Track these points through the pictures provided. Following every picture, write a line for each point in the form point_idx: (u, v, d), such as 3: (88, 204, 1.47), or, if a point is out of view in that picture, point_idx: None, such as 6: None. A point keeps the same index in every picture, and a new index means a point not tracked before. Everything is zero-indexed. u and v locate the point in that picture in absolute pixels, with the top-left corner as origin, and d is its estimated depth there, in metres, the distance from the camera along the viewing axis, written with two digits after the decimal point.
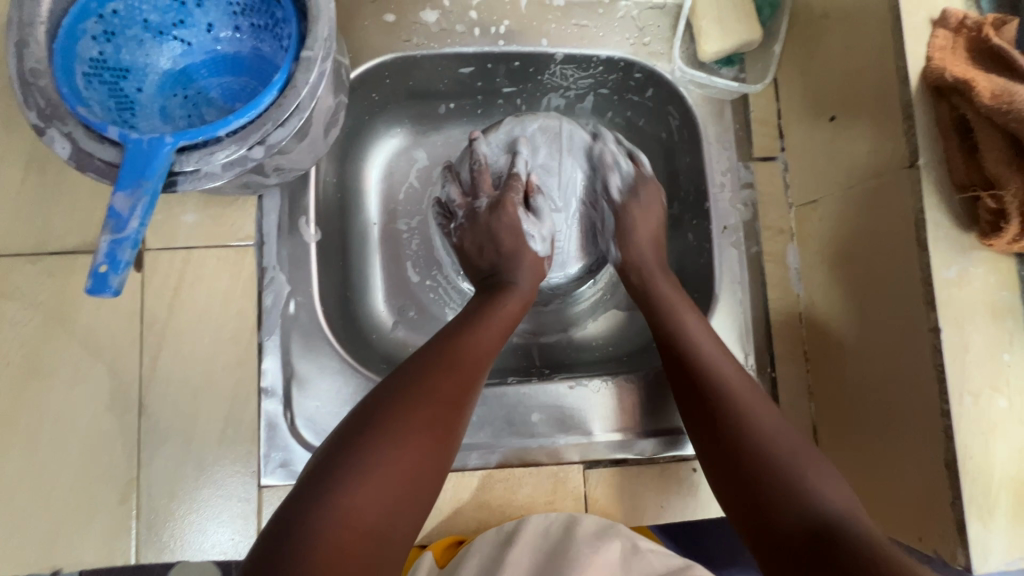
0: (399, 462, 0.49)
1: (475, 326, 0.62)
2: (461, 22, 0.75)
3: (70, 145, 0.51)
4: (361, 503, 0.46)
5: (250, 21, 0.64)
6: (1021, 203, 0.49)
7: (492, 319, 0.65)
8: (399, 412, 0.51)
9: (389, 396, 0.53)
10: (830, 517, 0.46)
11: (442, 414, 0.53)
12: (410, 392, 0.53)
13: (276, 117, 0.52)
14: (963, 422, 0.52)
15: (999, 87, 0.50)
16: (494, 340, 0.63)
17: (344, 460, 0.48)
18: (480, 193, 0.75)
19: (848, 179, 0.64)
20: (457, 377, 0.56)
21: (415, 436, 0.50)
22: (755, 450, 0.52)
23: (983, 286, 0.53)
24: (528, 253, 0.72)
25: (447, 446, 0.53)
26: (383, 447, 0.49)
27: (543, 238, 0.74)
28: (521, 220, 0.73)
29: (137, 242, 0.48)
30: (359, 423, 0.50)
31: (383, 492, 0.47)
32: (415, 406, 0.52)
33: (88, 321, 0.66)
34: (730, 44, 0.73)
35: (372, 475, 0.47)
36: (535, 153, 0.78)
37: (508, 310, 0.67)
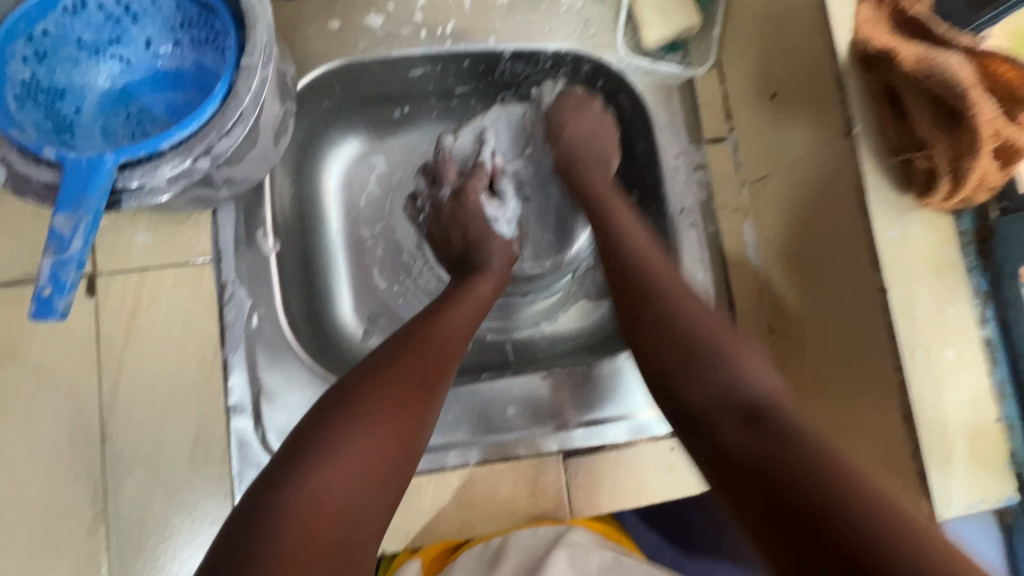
0: (370, 441, 0.49)
1: (447, 310, 0.63)
2: (407, 25, 0.75)
3: (5, 169, 0.49)
4: (330, 483, 0.46)
5: (190, 34, 0.63)
6: (949, 162, 0.52)
7: (466, 302, 0.65)
8: (369, 394, 0.51)
9: (359, 381, 0.53)
10: (762, 400, 0.47)
11: (416, 395, 0.54)
12: (381, 375, 0.53)
13: (219, 126, 0.51)
14: (916, 376, 0.54)
15: (920, 54, 0.52)
16: (468, 325, 0.63)
17: (313, 445, 0.48)
18: (444, 182, 0.77)
19: (791, 154, 0.66)
20: (429, 360, 0.57)
21: (386, 415, 0.51)
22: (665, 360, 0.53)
23: (923, 245, 0.56)
24: (494, 237, 0.74)
25: (421, 427, 0.53)
26: (353, 428, 0.49)
27: (508, 221, 0.76)
28: (484, 205, 0.75)
29: (82, 262, 0.47)
30: (330, 407, 0.51)
31: (353, 472, 0.47)
32: (389, 385, 0.53)
33: (41, 352, 0.64)
34: (671, 31, 0.75)
35: (342, 457, 0.47)
36: (523, 150, 0.81)
37: (481, 295, 0.67)
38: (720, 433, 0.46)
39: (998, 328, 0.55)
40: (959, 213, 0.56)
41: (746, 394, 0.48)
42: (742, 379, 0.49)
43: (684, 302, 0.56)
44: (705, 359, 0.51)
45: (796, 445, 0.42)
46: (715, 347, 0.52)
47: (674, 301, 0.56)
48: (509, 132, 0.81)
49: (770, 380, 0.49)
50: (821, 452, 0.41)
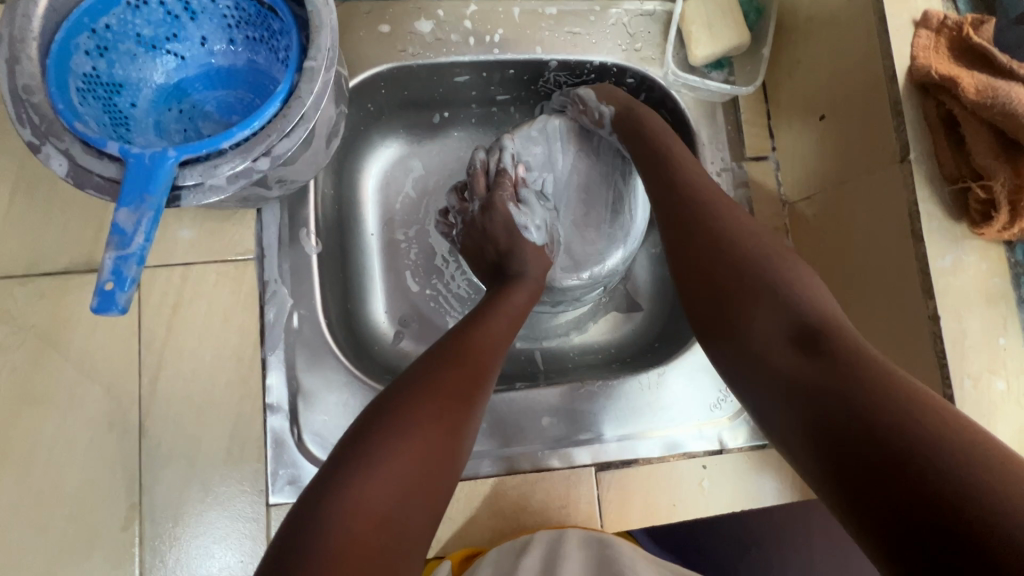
0: (408, 452, 0.48)
1: (480, 322, 0.63)
2: (455, 32, 0.75)
3: (67, 161, 0.50)
4: (376, 492, 0.46)
5: (244, 33, 0.64)
6: (1010, 192, 0.52)
7: (500, 313, 0.65)
8: (406, 405, 0.51)
9: (396, 394, 0.52)
10: None
11: (452, 406, 0.53)
12: (416, 388, 0.53)
13: (280, 127, 0.51)
14: (965, 406, 0.54)
15: (983, 83, 0.52)
16: (503, 336, 0.63)
17: (352, 459, 0.47)
18: (474, 195, 0.77)
19: (839, 176, 0.66)
20: (464, 371, 0.56)
21: (423, 426, 0.50)
22: None
23: (976, 274, 0.55)
24: (526, 245, 0.73)
25: (458, 438, 0.52)
26: (396, 438, 0.49)
27: (538, 227, 0.74)
28: (513, 214, 0.73)
29: (143, 258, 0.47)
30: (368, 420, 0.51)
31: (392, 483, 0.47)
32: (430, 394, 0.52)
33: (83, 342, 0.64)
34: (720, 48, 0.74)
35: (380, 468, 0.47)
36: (551, 153, 0.79)
37: (516, 304, 0.67)
38: None
39: None
40: (1013, 244, 0.56)
41: None
42: None
43: None
44: None
45: (882, 408, 0.38)
46: None
47: (744, 304, 0.51)
48: (542, 142, 0.79)
49: None
50: None
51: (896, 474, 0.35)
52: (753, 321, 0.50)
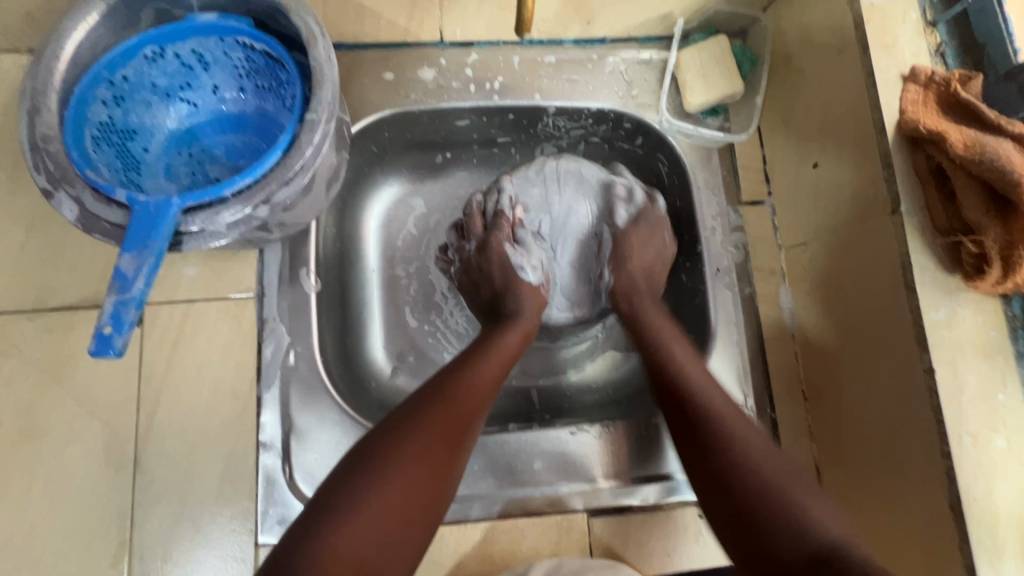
0: (393, 496, 0.48)
1: (476, 361, 0.63)
2: (457, 79, 0.78)
3: (77, 207, 0.52)
4: (354, 537, 0.46)
5: (254, 82, 0.67)
6: (1001, 248, 0.51)
7: (495, 353, 0.65)
8: (396, 446, 0.51)
9: (387, 433, 0.52)
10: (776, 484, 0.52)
11: (441, 449, 0.53)
12: (408, 429, 0.53)
13: (280, 176, 0.54)
14: (963, 463, 0.52)
15: (972, 139, 0.53)
16: (496, 376, 0.63)
17: (338, 499, 0.48)
18: (471, 235, 0.78)
19: (832, 224, 0.66)
20: (455, 413, 0.56)
21: (411, 469, 0.50)
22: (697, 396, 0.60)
23: (971, 327, 0.55)
24: (522, 285, 0.74)
25: (444, 482, 0.53)
26: (381, 484, 0.49)
27: (534, 267, 0.76)
28: (510, 255, 0.75)
29: (142, 302, 0.49)
30: (357, 460, 0.51)
31: (374, 528, 0.47)
32: (420, 439, 0.52)
33: (85, 376, 0.65)
34: (714, 96, 0.76)
35: (364, 513, 0.47)
36: (547, 190, 0.79)
37: (509, 344, 0.68)
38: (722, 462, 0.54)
39: None
40: (1009, 297, 0.55)
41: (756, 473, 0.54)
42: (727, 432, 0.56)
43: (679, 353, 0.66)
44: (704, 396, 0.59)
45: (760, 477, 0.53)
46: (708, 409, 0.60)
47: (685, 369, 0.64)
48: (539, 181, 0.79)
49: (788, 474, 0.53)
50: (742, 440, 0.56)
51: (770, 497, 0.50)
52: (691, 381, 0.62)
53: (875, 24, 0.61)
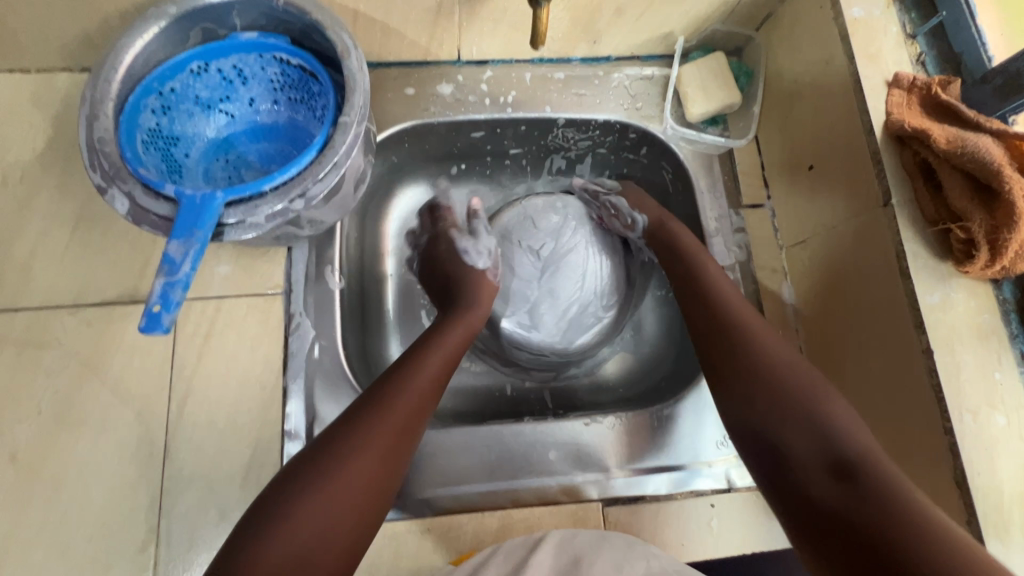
0: (342, 484, 0.50)
1: (429, 348, 0.65)
2: (473, 94, 0.84)
3: (129, 202, 0.57)
4: (309, 526, 0.47)
5: (288, 95, 0.72)
6: (987, 233, 0.55)
7: (447, 341, 0.67)
8: (353, 437, 0.53)
9: (346, 423, 0.54)
10: (851, 451, 0.50)
11: (394, 438, 0.55)
12: (361, 419, 0.54)
13: (315, 173, 0.58)
14: (966, 439, 0.54)
15: (953, 135, 0.57)
16: (448, 365, 0.65)
17: (295, 488, 0.49)
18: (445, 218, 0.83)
19: (829, 220, 0.70)
20: (410, 406, 0.58)
21: (360, 456, 0.52)
22: (751, 353, 0.60)
23: (965, 310, 0.58)
24: (463, 264, 0.78)
25: (393, 467, 0.54)
26: (314, 495, 0.49)
27: (482, 254, 0.79)
28: (455, 239, 0.80)
29: (187, 285, 0.53)
30: (316, 450, 0.52)
31: (323, 512, 0.48)
32: (363, 446, 0.53)
33: (120, 368, 0.68)
34: (714, 106, 0.82)
35: (313, 498, 0.49)
36: (562, 225, 0.83)
37: (459, 335, 0.69)
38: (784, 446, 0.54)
39: None
40: (999, 282, 0.58)
41: (826, 433, 0.52)
42: (806, 402, 0.55)
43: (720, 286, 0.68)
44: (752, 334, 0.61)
45: (834, 441, 0.52)
46: (755, 343, 0.61)
47: (736, 318, 0.64)
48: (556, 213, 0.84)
49: (852, 428, 0.52)
50: (790, 381, 0.57)
51: (844, 484, 0.48)
52: (745, 327, 0.63)
53: (860, 36, 0.66)
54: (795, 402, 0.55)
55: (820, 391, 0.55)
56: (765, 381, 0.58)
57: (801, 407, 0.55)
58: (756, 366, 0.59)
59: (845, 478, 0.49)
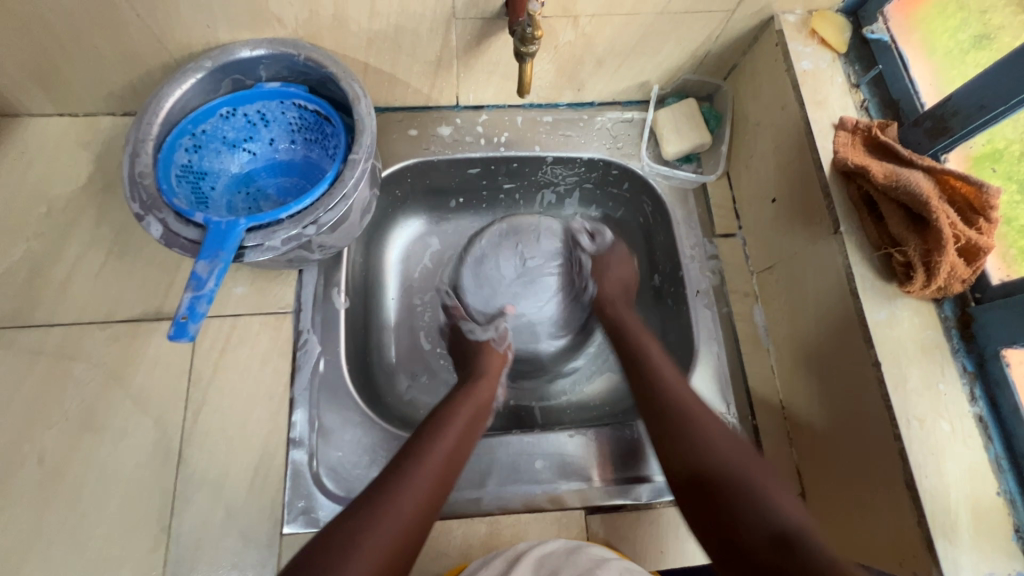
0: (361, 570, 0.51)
1: (438, 428, 0.66)
2: (470, 135, 0.93)
3: (162, 227, 0.64)
4: None
5: (304, 136, 0.82)
6: (922, 256, 0.61)
7: (456, 420, 0.69)
8: (370, 518, 0.55)
9: (362, 507, 0.57)
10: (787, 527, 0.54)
11: (412, 518, 0.57)
12: (378, 504, 0.57)
13: (326, 204, 0.66)
14: (914, 444, 0.59)
15: (889, 170, 0.65)
16: (458, 439, 0.67)
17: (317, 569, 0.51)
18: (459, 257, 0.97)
19: (790, 247, 0.77)
20: (425, 486, 0.60)
21: (378, 542, 0.54)
22: (706, 460, 0.62)
23: (910, 326, 0.64)
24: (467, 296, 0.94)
25: (410, 543, 0.56)
26: (360, 553, 0.52)
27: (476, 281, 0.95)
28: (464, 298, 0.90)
29: (211, 298, 0.60)
30: (332, 535, 0.54)
31: None
32: (375, 532, 0.54)
33: (142, 378, 0.75)
34: (687, 145, 0.90)
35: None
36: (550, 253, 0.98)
37: (468, 409, 0.72)
38: (739, 526, 0.56)
39: (989, 406, 0.61)
40: (940, 301, 0.65)
41: (773, 519, 0.55)
42: (767, 499, 0.57)
43: (662, 375, 0.73)
44: (727, 464, 0.61)
45: (777, 520, 0.54)
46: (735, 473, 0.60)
47: (690, 422, 0.66)
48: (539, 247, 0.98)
49: (796, 513, 0.55)
50: (738, 476, 0.59)
51: (791, 554, 0.51)
52: (704, 435, 0.64)
53: (808, 86, 0.75)
54: (749, 498, 0.57)
55: (772, 492, 0.57)
56: (725, 487, 0.59)
57: (750, 492, 0.57)
58: (707, 461, 0.61)
59: (784, 548, 0.52)
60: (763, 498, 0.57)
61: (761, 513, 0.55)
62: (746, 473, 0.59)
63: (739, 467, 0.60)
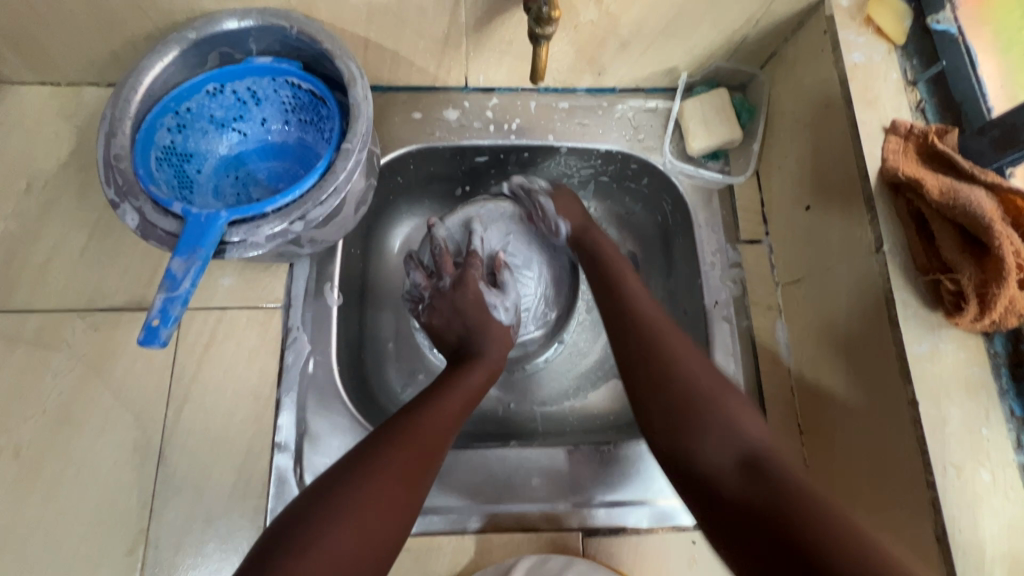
0: (361, 517, 0.51)
1: (439, 397, 0.65)
2: (478, 120, 0.86)
3: (138, 217, 0.59)
4: (329, 552, 0.49)
5: (298, 117, 0.75)
6: (977, 286, 0.55)
7: (457, 391, 0.67)
8: (371, 467, 0.55)
9: (360, 457, 0.57)
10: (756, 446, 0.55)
11: (412, 468, 0.57)
12: (378, 455, 0.56)
13: (316, 197, 0.60)
14: (949, 495, 0.54)
15: (946, 185, 0.57)
16: (457, 411, 0.66)
17: (317, 514, 0.51)
18: (444, 273, 0.80)
19: (823, 262, 0.70)
20: (420, 451, 0.58)
21: (378, 490, 0.54)
22: (670, 365, 0.63)
23: (954, 362, 0.57)
24: (493, 324, 0.77)
25: (411, 497, 0.56)
26: (335, 528, 0.50)
27: (506, 308, 0.78)
28: (484, 292, 0.78)
29: (186, 300, 0.55)
30: (331, 483, 0.54)
31: (345, 544, 0.50)
32: (374, 486, 0.54)
33: (123, 372, 0.71)
34: (714, 141, 0.82)
35: (339, 527, 0.50)
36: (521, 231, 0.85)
37: (473, 382, 0.70)
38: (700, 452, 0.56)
39: None
40: (990, 335, 0.58)
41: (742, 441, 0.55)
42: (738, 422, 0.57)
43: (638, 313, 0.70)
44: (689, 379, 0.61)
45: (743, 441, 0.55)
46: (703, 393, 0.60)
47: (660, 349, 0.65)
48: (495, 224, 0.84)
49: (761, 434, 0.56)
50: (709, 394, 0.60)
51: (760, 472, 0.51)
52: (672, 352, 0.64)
53: (858, 82, 0.66)
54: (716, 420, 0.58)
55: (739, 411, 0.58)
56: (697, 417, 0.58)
57: (718, 417, 0.58)
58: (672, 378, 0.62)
59: (749, 474, 0.52)
60: (729, 417, 0.58)
61: (725, 432, 0.56)
62: (709, 395, 0.60)
63: (705, 389, 0.60)
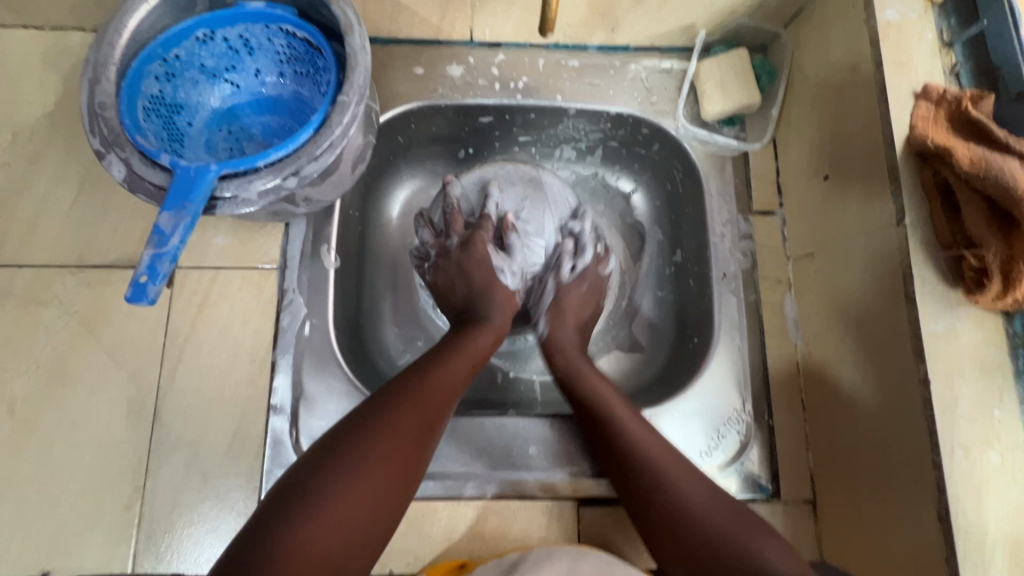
0: (365, 478, 0.50)
1: (446, 361, 0.64)
2: (483, 77, 0.81)
3: (125, 168, 0.57)
4: (334, 508, 0.47)
5: (293, 68, 0.71)
6: (1002, 263, 0.52)
7: (462, 355, 0.66)
8: (376, 429, 0.54)
9: (364, 419, 0.55)
10: None
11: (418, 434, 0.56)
12: (384, 416, 0.55)
13: (310, 152, 0.57)
14: (955, 476, 0.52)
15: (977, 154, 0.53)
16: (463, 376, 0.64)
17: (322, 472, 0.49)
18: (453, 232, 0.79)
19: (838, 235, 0.67)
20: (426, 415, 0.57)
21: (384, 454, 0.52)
22: None
23: (970, 342, 0.55)
24: (499, 287, 0.75)
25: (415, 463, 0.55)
26: (338, 483, 0.49)
27: (513, 273, 0.77)
28: (490, 256, 0.76)
29: (175, 257, 0.53)
30: (335, 442, 0.52)
31: (350, 502, 0.48)
32: (381, 446, 0.52)
33: (115, 330, 0.70)
34: (731, 105, 0.78)
35: (343, 487, 0.49)
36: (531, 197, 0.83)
37: (478, 347, 0.68)
38: None
39: None
40: (1011, 315, 0.55)
41: None
42: None
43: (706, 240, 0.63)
44: None
45: None
46: None
47: None
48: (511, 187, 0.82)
49: None
50: None
51: None
52: None
53: (891, 41, 0.62)
54: None
55: None
56: None
57: None
58: None
59: None
60: None
61: None
62: None
63: None
